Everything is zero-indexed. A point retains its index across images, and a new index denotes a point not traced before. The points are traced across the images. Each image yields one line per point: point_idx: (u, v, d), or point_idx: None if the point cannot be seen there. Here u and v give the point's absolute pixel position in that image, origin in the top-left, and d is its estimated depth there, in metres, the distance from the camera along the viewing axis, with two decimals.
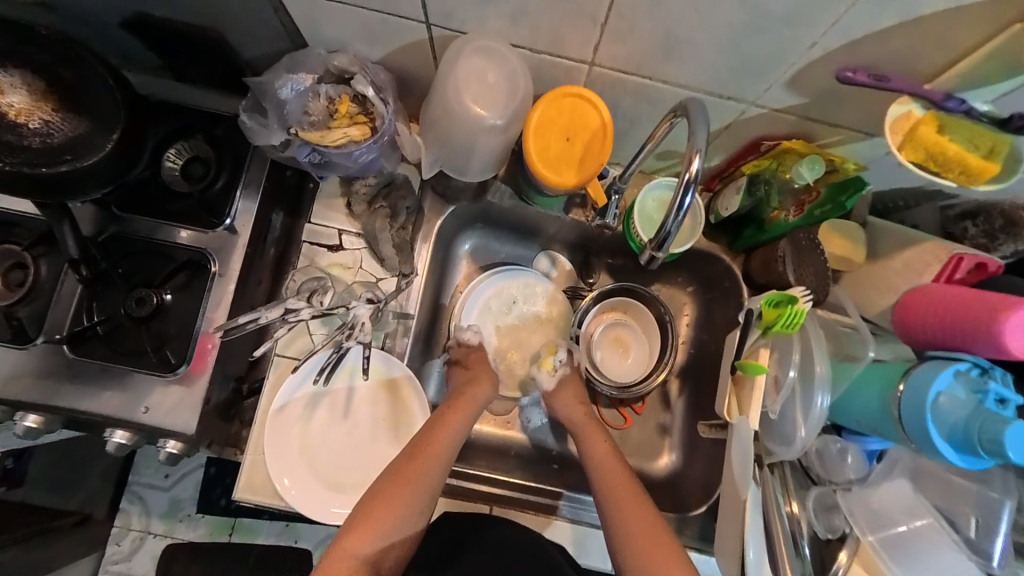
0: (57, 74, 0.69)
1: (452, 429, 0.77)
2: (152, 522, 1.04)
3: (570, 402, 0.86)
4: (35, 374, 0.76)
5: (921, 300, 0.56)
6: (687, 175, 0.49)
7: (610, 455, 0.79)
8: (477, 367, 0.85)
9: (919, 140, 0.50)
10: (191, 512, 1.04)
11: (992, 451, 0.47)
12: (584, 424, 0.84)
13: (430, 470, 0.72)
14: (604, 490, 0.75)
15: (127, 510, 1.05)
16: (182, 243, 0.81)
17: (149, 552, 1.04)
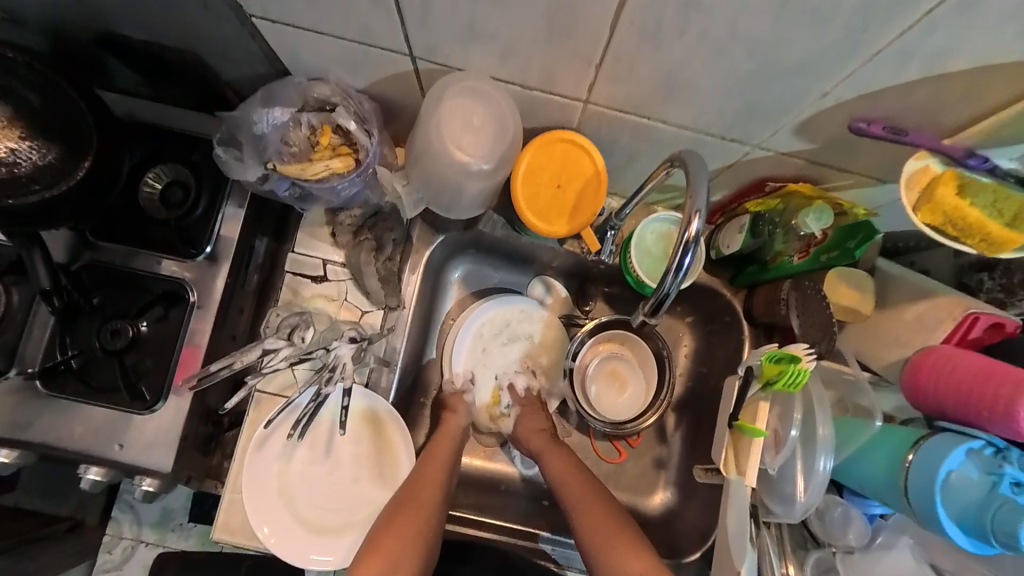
0: (25, 99, 0.66)
1: (443, 462, 0.76)
2: (143, 531, 0.98)
3: (532, 432, 0.84)
4: (7, 407, 0.73)
5: (934, 363, 0.53)
6: (687, 235, 0.46)
7: (576, 478, 0.77)
8: (458, 407, 0.83)
9: (938, 202, 0.45)
10: (183, 521, 0.98)
11: (1006, 542, 0.43)
12: (539, 450, 0.81)
13: (429, 504, 0.71)
14: (583, 520, 0.73)
15: (118, 518, 0.98)
16: (162, 273, 0.77)
17: (140, 562, 0.98)
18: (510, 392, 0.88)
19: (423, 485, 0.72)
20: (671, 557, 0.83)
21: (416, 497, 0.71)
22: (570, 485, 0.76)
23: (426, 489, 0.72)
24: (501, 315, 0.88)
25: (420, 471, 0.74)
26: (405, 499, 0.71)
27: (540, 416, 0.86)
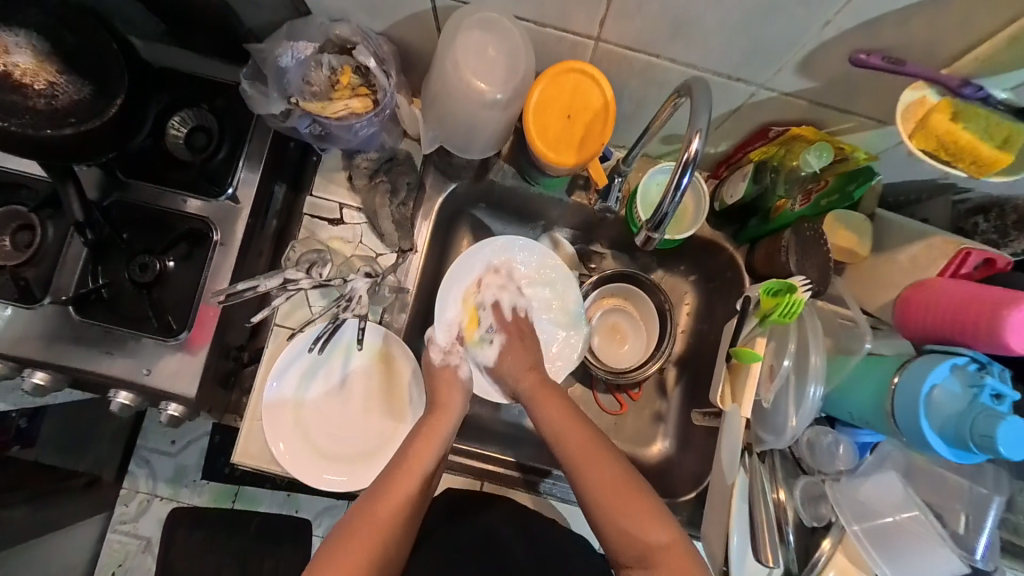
0: (60, 36, 0.67)
1: (436, 445, 0.70)
2: (157, 485, 1.17)
3: (521, 369, 0.78)
4: (42, 333, 0.77)
5: (924, 296, 0.55)
6: (686, 156, 0.48)
7: (572, 422, 0.71)
8: (453, 376, 0.77)
9: (930, 129, 0.48)
10: (195, 478, 1.17)
11: (983, 446, 0.46)
12: (532, 394, 0.75)
13: (410, 485, 0.65)
14: (579, 471, 0.67)
15: (135, 473, 1.17)
16: (186, 212, 0.80)
17: (154, 515, 1.16)
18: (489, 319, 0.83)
19: (383, 512, 0.63)
20: (667, 498, 0.87)
21: (370, 527, 0.61)
22: (570, 444, 0.68)
23: (410, 470, 0.67)
24: (502, 268, 0.85)
25: (391, 477, 0.66)
26: (358, 529, 0.61)
27: (528, 354, 0.80)
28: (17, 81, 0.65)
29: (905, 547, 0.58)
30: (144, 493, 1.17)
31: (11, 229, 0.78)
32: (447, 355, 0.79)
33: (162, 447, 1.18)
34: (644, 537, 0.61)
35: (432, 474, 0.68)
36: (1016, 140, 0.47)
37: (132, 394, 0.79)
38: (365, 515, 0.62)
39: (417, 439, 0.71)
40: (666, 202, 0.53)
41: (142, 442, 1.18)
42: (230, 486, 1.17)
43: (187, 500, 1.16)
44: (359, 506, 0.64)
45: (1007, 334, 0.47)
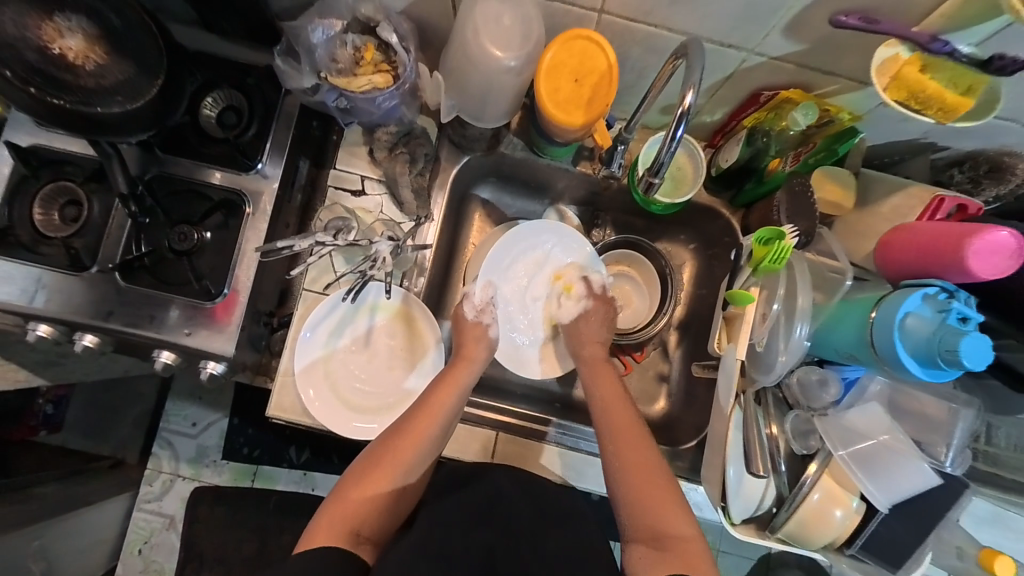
0: (106, 19, 0.71)
1: (454, 397, 0.75)
2: (180, 466, 1.26)
3: (590, 335, 0.86)
4: (87, 297, 0.83)
5: (902, 238, 0.61)
6: (681, 110, 0.54)
7: (619, 400, 0.78)
8: (480, 331, 0.84)
9: (903, 82, 0.54)
10: (216, 459, 1.26)
11: (950, 361, 0.52)
12: (592, 360, 0.84)
13: (428, 429, 0.72)
14: (619, 449, 0.72)
15: (158, 454, 1.26)
16: (216, 183, 0.86)
17: (176, 494, 1.26)
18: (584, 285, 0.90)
19: (406, 446, 0.70)
20: (669, 447, 0.93)
21: (396, 453, 0.70)
22: (612, 404, 0.77)
23: (428, 417, 0.73)
24: (542, 257, 0.90)
25: (410, 422, 0.72)
26: (384, 454, 0.70)
27: (597, 325, 0.88)
28: (70, 62, 0.70)
29: (887, 467, 0.64)
30: (168, 473, 1.27)
31: (61, 203, 0.85)
32: (479, 314, 0.86)
33: (184, 429, 1.28)
34: (641, 478, 0.69)
35: (452, 416, 0.74)
36: (978, 88, 0.53)
37: (174, 354, 0.86)
38: (390, 445, 0.70)
39: (441, 385, 0.77)
40: (664, 152, 0.61)
41: (165, 425, 1.27)
42: (250, 466, 1.27)
43: (208, 480, 1.26)
44: (385, 436, 0.72)
45: (971, 259, 0.53)
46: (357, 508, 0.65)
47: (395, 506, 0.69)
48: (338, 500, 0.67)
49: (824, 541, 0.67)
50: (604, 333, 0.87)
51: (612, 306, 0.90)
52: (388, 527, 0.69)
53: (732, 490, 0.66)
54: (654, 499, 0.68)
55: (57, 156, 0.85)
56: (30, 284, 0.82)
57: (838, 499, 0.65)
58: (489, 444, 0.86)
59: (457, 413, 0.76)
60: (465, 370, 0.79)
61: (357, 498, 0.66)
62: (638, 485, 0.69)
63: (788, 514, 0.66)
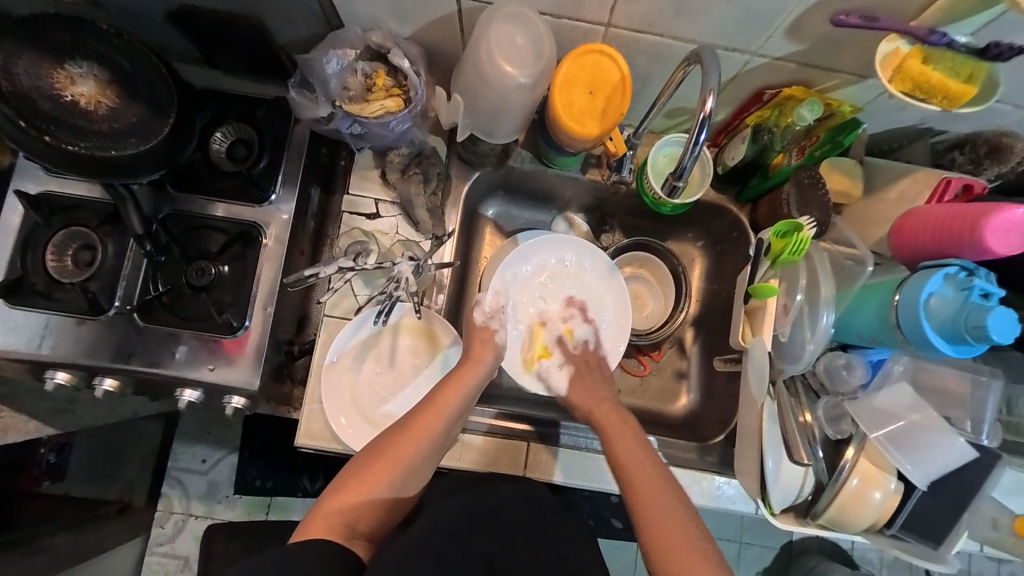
0: (116, 62, 0.71)
1: (459, 395, 0.75)
2: (192, 503, 1.32)
3: (593, 398, 0.81)
4: (105, 340, 0.82)
5: (914, 222, 0.63)
6: (702, 114, 0.56)
7: (641, 454, 0.72)
8: (489, 338, 0.82)
9: (907, 74, 0.56)
10: (228, 493, 1.32)
11: (977, 336, 0.54)
12: (603, 423, 0.78)
13: (433, 424, 0.72)
14: (641, 508, 0.67)
15: (168, 494, 1.32)
16: (219, 218, 0.86)
17: (190, 533, 1.32)
18: (564, 345, 0.88)
19: (408, 441, 0.70)
20: (697, 442, 0.93)
21: (398, 449, 0.69)
22: (620, 441, 0.74)
23: (432, 413, 0.73)
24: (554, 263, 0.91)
25: (414, 419, 0.72)
26: (385, 450, 0.69)
27: (591, 387, 0.83)
28: (83, 108, 0.70)
29: (922, 446, 0.66)
30: (179, 513, 1.32)
31: (74, 248, 0.84)
32: (490, 317, 0.84)
33: (194, 466, 1.32)
34: (663, 531, 0.64)
35: (455, 418, 0.74)
36: (978, 74, 0.56)
37: (196, 391, 0.85)
38: (393, 440, 0.70)
39: (448, 385, 0.76)
40: (686, 156, 0.64)
41: (174, 464, 1.33)
42: (263, 498, 1.31)
43: (221, 515, 1.31)
44: (388, 433, 0.72)
45: (990, 238, 0.55)
46: (357, 496, 0.66)
47: (396, 500, 0.69)
48: (338, 492, 0.67)
49: (864, 523, 0.68)
50: (606, 385, 0.84)
51: (601, 363, 0.87)
52: (385, 522, 0.69)
53: (770, 481, 0.67)
54: (664, 539, 0.63)
55: (68, 202, 0.85)
56: (36, 332, 0.82)
57: (875, 480, 0.67)
58: (520, 454, 0.86)
59: (460, 416, 0.75)
60: (470, 375, 0.78)
61: (359, 487, 0.67)
62: (665, 549, 0.63)
63: (828, 499, 0.68)
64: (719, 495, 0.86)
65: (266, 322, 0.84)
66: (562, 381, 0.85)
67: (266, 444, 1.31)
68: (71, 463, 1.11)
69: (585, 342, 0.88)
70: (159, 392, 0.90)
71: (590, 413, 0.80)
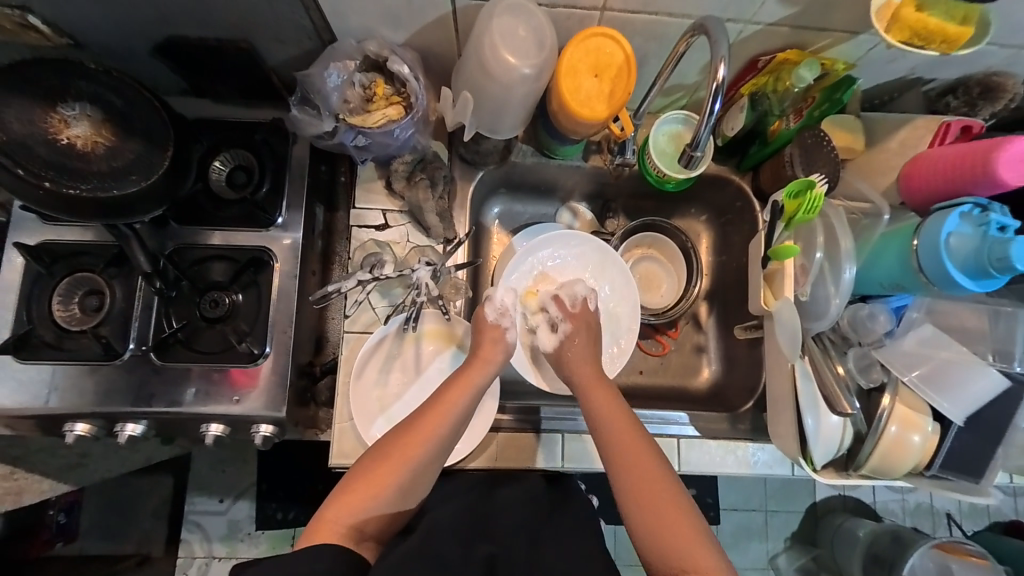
0: (110, 101, 0.71)
1: (463, 395, 0.72)
2: (213, 546, 1.28)
3: (580, 361, 0.79)
4: (123, 384, 0.80)
5: (924, 166, 0.65)
6: (715, 84, 0.57)
7: (622, 419, 0.72)
8: (497, 337, 0.79)
9: (904, 23, 0.57)
10: (250, 530, 1.29)
11: (1001, 269, 0.55)
12: (586, 386, 0.76)
13: (438, 425, 0.69)
14: (629, 493, 0.66)
15: (189, 539, 1.28)
16: (216, 246, 0.85)
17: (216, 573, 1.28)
18: (553, 306, 0.84)
19: (413, 441, 0.68)
20: (727, 412, 0.94)
21: (404, 451, 0.67)
22: (612, 418, 0.72)
23: (436, 415, 0.70)
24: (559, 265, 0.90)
25: (417, 421, 0.70)
26: (391, 450, 0.67)
27: (584, 350, 0.80)
28: (80, 150, 0.69)
29: (957, 383, 0.67)
30: (202, 556, 1.28)
31: (80, 294, 0.82)
32: (501, 315, 0.81)
33: (213, 507, 1.29)
34: (659, 506, 0.65)
35: (462, 418, 0.71)
36: (972, 15, 0.57)
37: (221, 425, 0.84)
38: (398, 442, 0.68)
39: (455, 383, 0.74)
40: (704, 129, 0.65)
41: (192, 508, 1.28)
42: (286, 530, 1.29)
43: (245, 554, 1.28)
44: (394, 433, 0.70)
45: (1003, 171, 0.57)
46: (358, 498, 0.65)
47: (401, 501, 0.67)
48: (342, 495, 0.66)
49: (907, 467, 0.68)
50: (593, 353, 0.80)
51: (590, 320, 0.83)
52: (391, 522, 0.68)
53: (812, 439, 0.68)
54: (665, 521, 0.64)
55: (70, 248, 0.82)
56: (42, 388, 0.79)
57: (914, 424, 0.67)
58: (556, 446, 0.86)
59: (468, 415, 0.73)
60: (473, 374, 0.74)
61: (363, 489, 0.65)
62: (655, 520, 0.64)
63: (870, 448, 0.68)
64: (755, 461, 0.87)
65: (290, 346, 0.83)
66: (553, 342, 0.82)
67: (286, 475, 1.29)
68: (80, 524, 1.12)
69: (582, 298, 0.85)
70: (181, 432, 0.87)
71: (573, 377, 0.78)
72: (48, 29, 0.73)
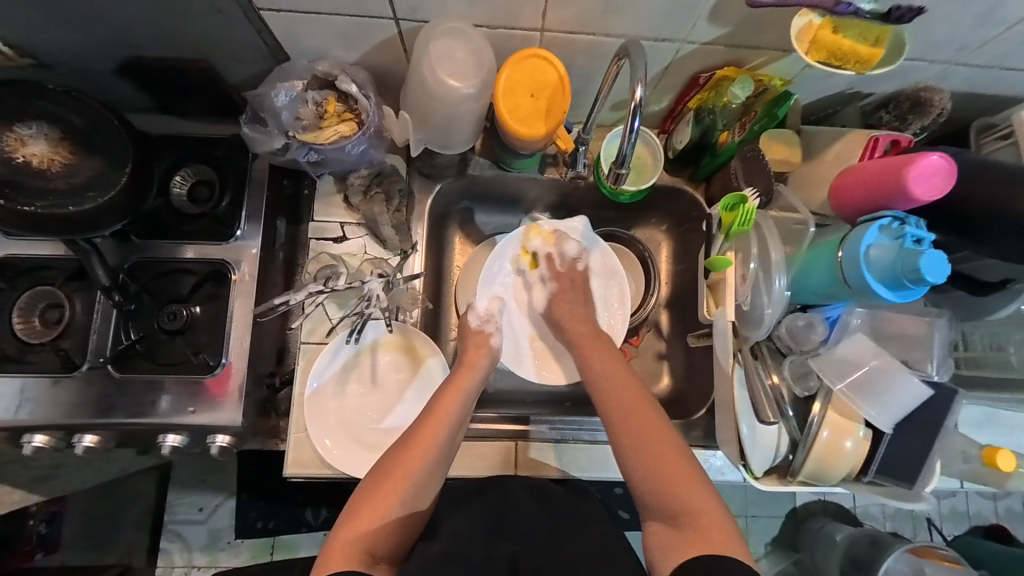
0: (69, 121, 0.73)
1: (459, 400, 0.75)
2: (194, 555, 1.28)
3: (574, 318, 0.87)
4: (82, 397, 0.81)
5: (850, 179, 0.67)
6: (633, 103, 0.59)
7: (625, 380, 0.77)
8: (483, 341, 0.84)
9: (821, 44, 0.60)
10: (230, 539, 1.28)
11: (915, 279, 0.58)
12: (586, 351, 0.83)
13: (440, 432, 0.71)
14: (624, 424, 0.71)
15: (168, 548, 1.27)
16: (192, 259, 0.86)
17: None
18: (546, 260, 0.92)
19: (415, 452, 0.68)
20: (683, 419, 0.95)
21: (403, 466, 0.68)
22: (619, 390, 0.75)
23: (436, 422, 0.72)
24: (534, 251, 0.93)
25: (417, 431, 0.71)
26: (391, 469, 0.68)
27: (580, 304, 0.89)
28: (37, 168, 0.71)
29: (884, 390, 0.69)
30: (182, 566, 1.28)
31: (41, 307, 0.83)
32: (484, 321, 0.87)
33: (193, 516, 1.28)
34: (662, 463, 0.66)
35: (459, 422, 0.73)
36: (885, 37, 0.61)
37: (179, 435, 0.83)
38: (400, 456, 0.69)
39: (445, 393, 0.76)
40: (625, 144, 0.66)
41: (172, 516, 1.28)
42: (266, 539, 1.29)
43: (226, 561, 1.27)
44: (391, 451, 0.70)
45: (913, 186, 0.60)
46: (370, 519, 0.64)
47: (411, 515, 0.67)
48: (350, 518, 0.64)
49: (841, 473, 0.70)
50: (589, 310, 0.89)
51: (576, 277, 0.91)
52: (402, 539, 0.67)
53: (749, 445, 0.70)
54: (677, 484, 0.64)
55: (30, 263, 0.84)
56: (13, 400, 0.80)
57: (847, 429, 0.69)
58: (511, 453, 0.87)
59: (465, 418, 0.75)
60: (465, 380, 0.77)
61: (373, 508, 0.65)
62: (678, 498, 0.64)
63: (804, 455, 0.70)
64: (709, 466, 0.88)
65: (247, 357, 0.84)
66: (542, 295, 0.91)
67: (265, 483, 1.29)
68: (63, 534, 1.10)
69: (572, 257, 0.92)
70: (142, 442, 0.88)
71: (575, 339, 0.85)
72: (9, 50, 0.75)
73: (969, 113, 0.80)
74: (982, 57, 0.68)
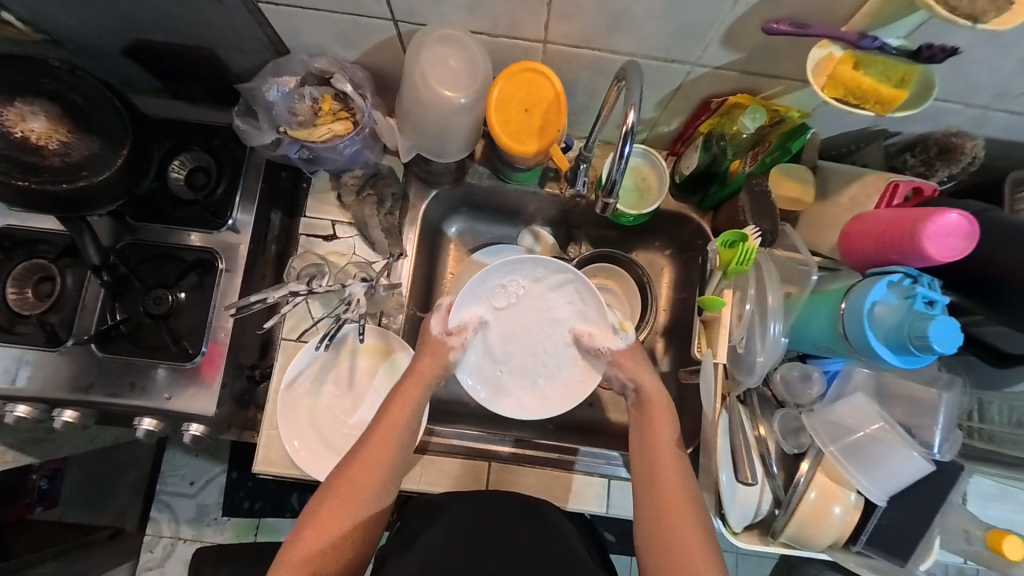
0: (70, 99, 0.72)
1: (407, 411, 0.72)
2: (180, 528, 1.24)
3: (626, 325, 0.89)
4: (65, 371, 0.82)
5: (860, 229, 0.63)
6: (625, 128, 0.56)
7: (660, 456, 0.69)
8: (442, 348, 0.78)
9: (838, 79, 0.56)
10: (217, 516, 1.23)
11: (921, 346, 0.54)
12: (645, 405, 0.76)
13: (387, 446, 0.69)
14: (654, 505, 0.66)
15: (156, 518, 1.24)
16: (191, 245, 0.86)
17: (179, 558, 1.23)
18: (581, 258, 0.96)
19: (363, 470, 0.67)
20: None
21: (354, 482, 0.66)
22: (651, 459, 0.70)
23: (382, 437, 0.69)
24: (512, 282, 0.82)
25: (363, 446, 0.69)
26: (344, 484, 0.66)
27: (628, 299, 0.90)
28: (34, 144, 0.71)
29: (880, 458, 0.64)
30: (169, 536, 1.24)
31: (34, 280, 0.85)
32: (450, 333, 0.79)
33: (182, 489, 1.25)
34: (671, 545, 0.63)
35: (406, 435, 0.71)
36: (910, 78, 0.56)
37: (155, 420, 0.84)
38: (346, 473, 0.67)
39: (392, 403, 0.73)
40: (615, 169, 0.62)
41: (162, 488, 1.25)
42: (251, 519, 1.24)
43: (210, 539, 1.23)
44: (342, 465, 0.68)
45: (926, 243, 0.55)
46: (317, 540, 0.63)
47: (359, 536, 0.66)
48: (299, 537, 0.63)
49: (826, 540, 0.65)
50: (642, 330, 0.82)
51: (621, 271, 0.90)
52: (356, 554, 0.66)
53: (726, 495, 0.66)
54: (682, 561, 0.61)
55: (29, 235, 0.85)
56: (11, 366, 0.81)
57: (835, 495, 0.64)
58: (483, 473, 0.83)
59: (414, 432, 0.72)
60: (410, 394, 0.74)
61: (320, 530, 0.63)
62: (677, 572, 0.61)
63: (786, 516, 0.65)
64: None
65: (229, 337, 0.83)
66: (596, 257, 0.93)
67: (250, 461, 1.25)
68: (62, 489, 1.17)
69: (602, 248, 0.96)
70: (121, 422, 0.89)
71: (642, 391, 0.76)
72: (24, 26, 0.75)
73: (1004, 163, 0.74)
74: (1020, 105, 0.62)
